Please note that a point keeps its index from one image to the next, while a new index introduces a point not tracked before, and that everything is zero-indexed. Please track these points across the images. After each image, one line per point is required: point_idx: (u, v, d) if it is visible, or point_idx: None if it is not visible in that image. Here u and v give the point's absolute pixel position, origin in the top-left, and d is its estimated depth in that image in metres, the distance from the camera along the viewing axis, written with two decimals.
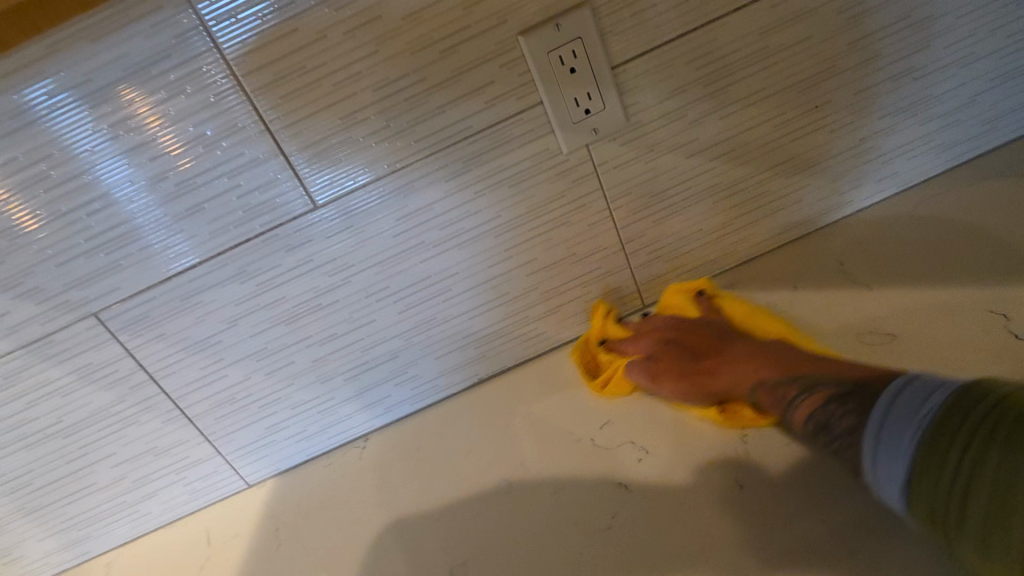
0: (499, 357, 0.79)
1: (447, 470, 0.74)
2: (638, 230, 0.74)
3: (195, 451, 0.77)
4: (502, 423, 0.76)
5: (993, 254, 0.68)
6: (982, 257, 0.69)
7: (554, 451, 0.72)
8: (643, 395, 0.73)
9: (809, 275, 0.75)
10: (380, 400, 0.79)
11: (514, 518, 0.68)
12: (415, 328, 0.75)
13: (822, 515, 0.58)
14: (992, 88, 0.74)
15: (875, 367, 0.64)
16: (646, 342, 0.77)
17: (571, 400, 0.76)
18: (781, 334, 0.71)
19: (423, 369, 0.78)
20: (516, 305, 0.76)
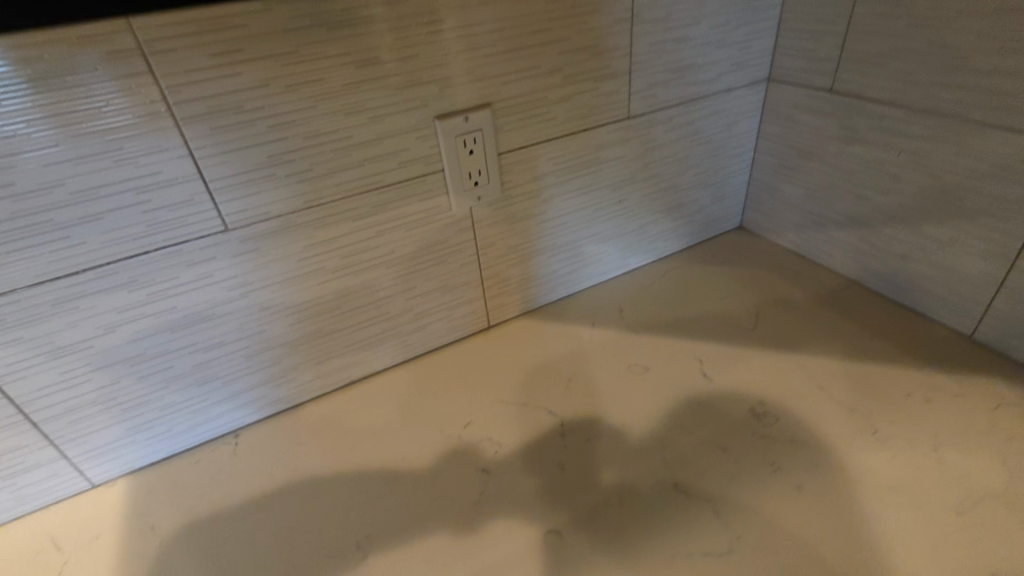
0: (369, 363, 0.93)
1: (314, 467, 0.80)
2: (494, 270, 0.96)
3: (34, 456, 0.72)
4: (365, 427, 0.86)
5: (709, 305, 1.03)
6: (705, 305, 1.04)
7: (417, 447, 0.81)
8: (482, 403, 0.87)
9: (601, 318, 1.02)
10: (253, 400, 0.85)
11: (393, 506, 0.74)
12: (301, 338, 0.84)
13: (616, 484, 0.73)
14: (711, 203, 1.16)
15: (646, 379, 0.88)
16: (485, 361, 0.95)
17: (422, 409, 0.87)
18: (585, 358, 0.94)
19: (301, 373, 0.87)
20: (392, 322, 0.91)
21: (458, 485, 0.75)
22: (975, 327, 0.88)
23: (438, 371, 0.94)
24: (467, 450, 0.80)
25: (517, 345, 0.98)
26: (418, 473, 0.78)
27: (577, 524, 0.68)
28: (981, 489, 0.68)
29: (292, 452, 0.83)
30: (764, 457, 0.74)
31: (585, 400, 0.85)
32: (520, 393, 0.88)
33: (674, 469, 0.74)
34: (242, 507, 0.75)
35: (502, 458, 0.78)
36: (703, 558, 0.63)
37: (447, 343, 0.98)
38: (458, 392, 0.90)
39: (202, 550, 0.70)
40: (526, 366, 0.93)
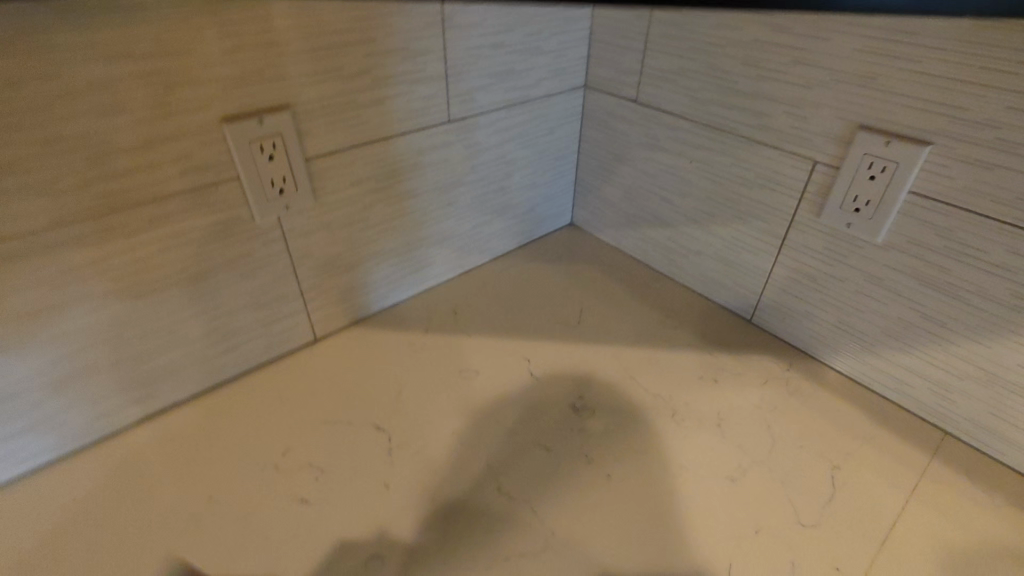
0: (170, 392, 0.82)
1: (94, 523, 0.69)
2: (315, 281, 0.90)
3: None
4: (162, 469, 0.75)
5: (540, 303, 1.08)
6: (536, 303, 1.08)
7: (226, 483, 0.73)
8: (304, 426, 0.81)
9: (436, 323, 1.01)
10: (8, 454, 0.71)
11: (191, 555, 0.66)
12: (69, 377, 0.71)
13: (443, 497, 0.73)
14: (541, 203, 1.21)
15: (477, 383, 0.90)
16: (310, 379, 0.89)
17: (233, 439, 0.79)
18: (417, 367, 0.92)
19: (75, 416, 0.74)
20: (194, 347, 0.81)
21: (270, 520, 0.69)
22: (752, 312, 1.03)
23: (255, 395, 0.86)
24: (284, 480, 0.74)
25: (346, 358, 0.93)
26: (225, 514, 0.70)
27: (399, 544, 0.67)
28: (750, 456, 0.80)
29: (67, 510, 0.70)
30: (580, 450, 0.79)
31: (415, 412, 0.84)
32: (348, 411, 0.84)
33: (497, 472, 0.76)
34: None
35: (322, 484, 0.73)
36: (518, 559, 0.66)
37: (266, 362, 0.90)
38: (277, 416, 0.83)
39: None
40: (354, 381, 0.89)
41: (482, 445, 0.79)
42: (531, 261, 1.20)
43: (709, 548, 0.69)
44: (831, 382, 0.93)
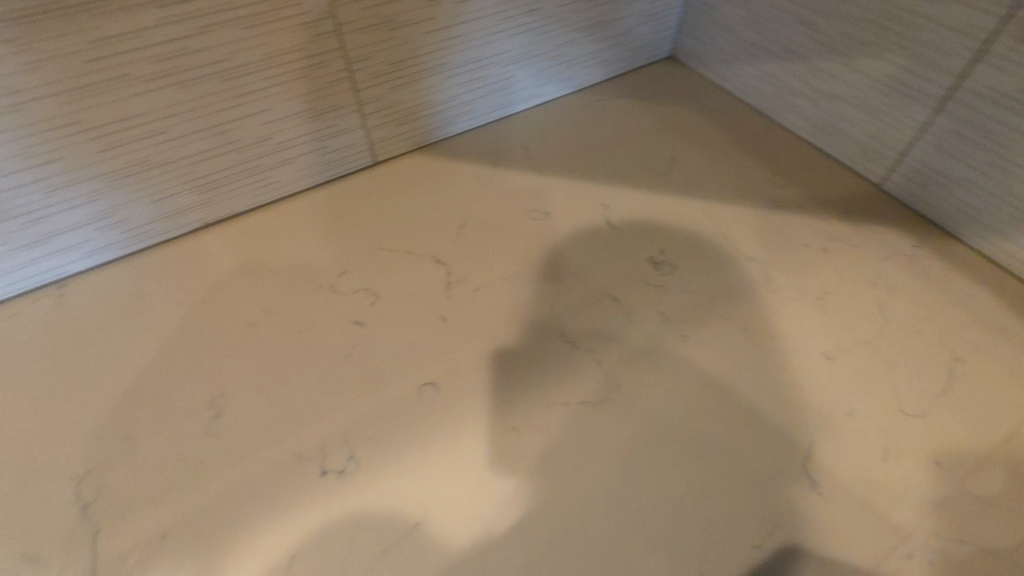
0: (225, 203, 0.77)
1: (158, 318, 0.69)
2: (375, 93, 0.79)
3: None
4: (219, 276, 0.73)
5: (625, 146, 0.93)
6: (621, 146, 0.93)
7: (282, 297, 0.71)
8: (360, 251, 0.76)
9: (505, 158, 0.89)
10: (75, 245, 0.70)
11: (251, 359, 0.65)
12: (123, 170, 0.67)
13: (502, 338, 0.68)
14: (640, 24, 0.99)
15: (547, 227, 0.80)
16: (368, 203, 0.82)
17: (289, 255, 0.75)
18: (481, 203, 0.83)
19: (134, 214, 0.71)
20: (248, 154, 0.74)
21: (327, 337, 0.67)
22: (887, 176, 0.85)
23: (310, 213, 0.81)
24: (341, 301, 0.71)
25: (406, 185, 0.85)
26: (281, 326, 0.68)
27: (456, 376, 0.64)
28: (855, 335, 0.69)
29: (133, 303, 0.70)
30: (655, 308, 0.71)
31: (478, 249, 0.77)
32: (405, 241, 0.78)
33: (562, 319, 0.69)
34: (69, 364, 0.64)
35: (380, 310, 0.70)
36: (579, 407, 0.62)
37: (323, 182, 0.84)
38: (333, 237, 0.78)
39: (25, 412, 0.60)
40: (413, 211, 0.81)
41: (548, 290, 0.72)
42: (619, 96, 1.02)
43: (789, 421, 0.62)
44: (972, 265, 0.77)
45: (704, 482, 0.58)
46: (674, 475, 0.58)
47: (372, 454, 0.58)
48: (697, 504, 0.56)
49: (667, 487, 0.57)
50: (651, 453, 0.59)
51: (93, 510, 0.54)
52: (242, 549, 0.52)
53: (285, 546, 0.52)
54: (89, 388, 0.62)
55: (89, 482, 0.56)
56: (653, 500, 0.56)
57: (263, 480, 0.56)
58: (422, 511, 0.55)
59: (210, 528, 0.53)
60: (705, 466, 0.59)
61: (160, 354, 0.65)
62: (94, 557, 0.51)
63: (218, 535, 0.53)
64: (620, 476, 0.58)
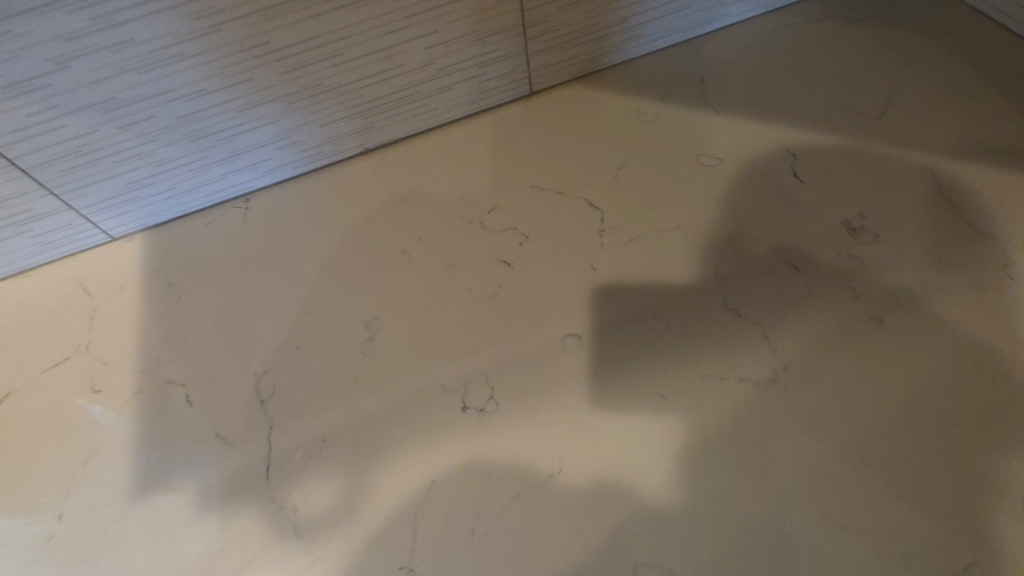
0: (386, 129, 0.78)
1: (324, 238, 0.73)
2: (541, 15, 0.71)
3: (38, 206, 0.69)
4: (378, 203, 0.75)
5: (828, 83, 0.77)
6: (822, 82, 0.77)
7: (435, 226, 0.71)
8: (510, 188, 0.73)
9: (675, 92, 0.79)
10: (259, 163, 0.76)
11: (404, 286, 0.67)
12: (299, 92, 0.69)
13: (656, 298, 0.62)
14: None
15: (718, 177, 0.70)
16: (521, 136, 0.78)
17: (443, 185, 0.75)
18: (645, 144, 0.75)
19: (307, 136, 0.75)
20: (410, 79, 0.73)
21: (474, 273, 0.67)
22: None
23: (463, 143, 0.79)
24: (489, 238, 0.69)
25: (561, 118, 0.79)
26: (434, 256, 0.69)
27: (604, 331, 0.61)
28: None
29: (304, 221, 0.75)
30: (848, 282, 0.61)
31: (637, 196, 0.70)
32: (557, 180, 0.73)
33: (727, 281, 0.63)
34: (251, 272, 0.71)
35: (529, 250, 0.68)
36: (743, 382, 0.57)
37: (477, 113, 0.81)
38: (484, 171, 0.75)
39: (217, 311, 0.69)
40: (568, 148, 0.76)
41: (713, 250, 0.65)
42: (825, 18, 0.83)
43: (1003, 444, 0.53)
44: None
45: (883, 495, 0.52)
46: (847, 480, 0.53)
47: (512, 398, 0.58)
48: (871, 519, 0.51)
49: (838, 494, 0.52)
50: (823, 454, 0.54)
51: (269, 406, 0.61)
52: (387, 464, 0.56)
53: (428, 469, 0.55)
54: (267, 297, 0.69)
55: (266, 380, 0.62)
56: (819, 505, 0.52)
57: (410, 405, 0.59)
58: (556, 462, 0.55)
59: (362, 439, 0.57)
60: (886, 479, 0.52)
61: (325, 273, 0.70)
62: (269, 446, 0.58)
63: (370, 448, 0.57)
64: (782, 471, 0.53)
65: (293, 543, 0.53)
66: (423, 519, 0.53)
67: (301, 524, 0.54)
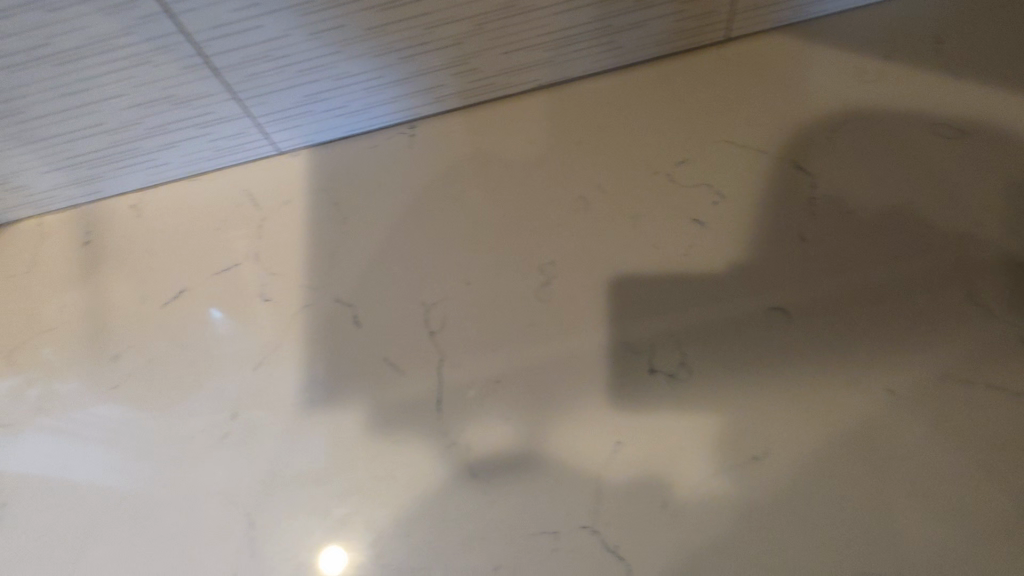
0: (564, 65, 0.72)
1: (494, 175, 0.69)
2: None
3: (220, 109, 0.69)
4: (553, 143, 0.70)
5: None
6: None
7: (617, 174, 0.66)
8: (703, 141, 0.66)
9: (904, 50, 0.68)
10: (430, 89, 0.72)
11: (584, 233, 0.63)
12: (491, 14, 0.64)
13: (878, 280, 0.55)
14: None
15: (957, 151, 0.61)
16: (715, 87, 0.70)
17: (625, 132, 0.69)
18: (866, 106, 0.65)
19: (485, 64, 0.70)
20: (607, 10, 0.66)
21: (662, 230, 0.61)
22: None
23: (648, 88, 0.72)
24: (679, 194, 0.63)
25: (764, 70, 0.70)
26: (617, 206, 0.64)
27: (817, 310, 0.54)
28: None
29: (471, 155, 0.71)
30: None
31: (855, 164, 0.62)
32: (758, 137, 0.65)
33: (969, 270, 0.54)
34: (419, 201, 0.69)
35: (724, 210, 0.61)
36: (990, 390, 0.49)
37: (665, 56, 0.73)
38: (671, 120, 0.69)
39: (383, 235, 0.67)
40: (771, 104, 0.68)
41: (951, 235, 0.56)
42: None
43: None
44: None
45: None
46: None
47: (706, 367, 0.53)
48: None
49: None
50: None
51: (438, 338, 0.59)
52: (567, 416, 0.52)
53: (611, 430, 0.51)
54: (435, 229, 0.66)
55: (435, 312, 0.60)
56: None
57: (591, 359, 0.55)
58: (762, 445, 0.49)
59: (541, 387, 0.54)
60: None
61: (494, 211, 0.66)
62: (440, 380, 0.56)
63: (547, 398, 0.54)
64: None
65: (466, 481, 0.51)
66: (608, 483, 0.49)
67: (475, 464, 0.52)
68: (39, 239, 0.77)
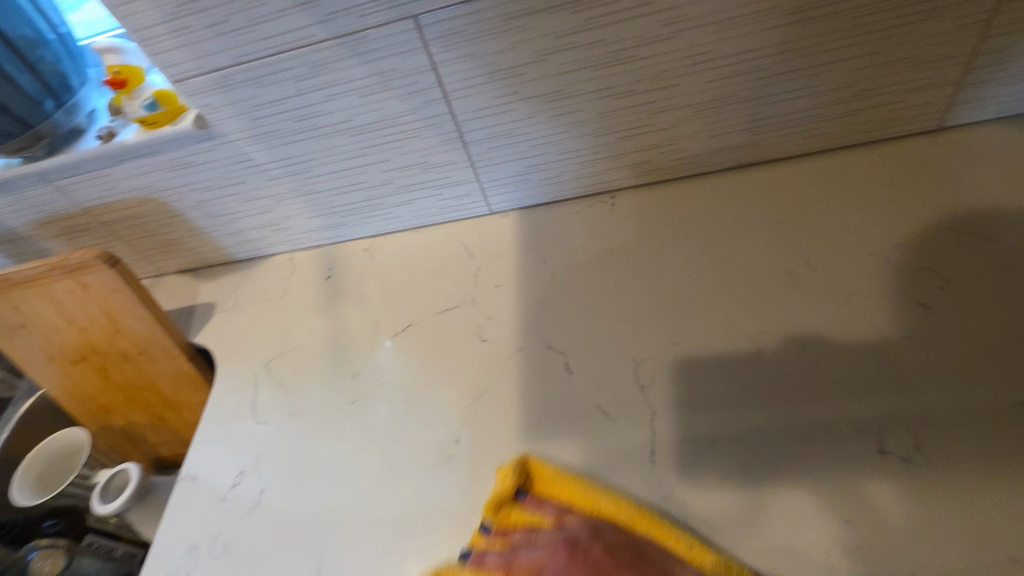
0: (768, 148, 0.77)
1: (698, 244, 0.74)
2: (999, 45, 0.65)
3: (457, 175, 0.82)
4: (757, 219, 0.74)
5: None
6: None
7: (829, 253, 0.68)
8: (920, 227, 0.68)
9: None
10: (637, 165, 0.80)
11: (799, 308, 0.65)
12: (710, 103, 0.72)
13: None
14: None
15: None
16: (927, 174, 0.72)
17: (834, 214, 0.72)
18: None
19: (693, 145, 0.77)
20: (820, 100, 0.71)
21: (884, 309, 0.62)
22: None
23: (854, 173, 0.75)
24: (899, 274, 0.65)
25: (981, 158, 0.72)
26: (829, 281, 0.66)
27: None
28: None
29: (673, 225, 0.77)
30: None
31: None
32: (981, 221, 0.67)
33: None
34: (624, 262, 0.75)
35: (951, 296, 0.62)
36: None
37: (871, 143, 0.76)
38: (881, 204, 0.71)
39: (589, 291, 0.74)
40: (992, 193, 0.69)
41: None
42: None
43: None
44: None
45: None
46: None
47: (946, 455, 0.52)
48: None
49: None
50: None
51: (649, 391, 0.63)
52: (790, 487, 0.54)
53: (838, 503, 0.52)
54: (640, 290, 0.72)
55: (645, 367, 0.65)
56: None
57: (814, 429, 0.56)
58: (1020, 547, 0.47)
59: (762, 454, 0.56)
60: None
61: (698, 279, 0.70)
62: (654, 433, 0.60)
63: (766, 461, 0.55)
64: None
65: (687, 539, 0.53)
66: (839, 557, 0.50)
67: (693, 516, 0.54)
68: (289, 271, 0.93)
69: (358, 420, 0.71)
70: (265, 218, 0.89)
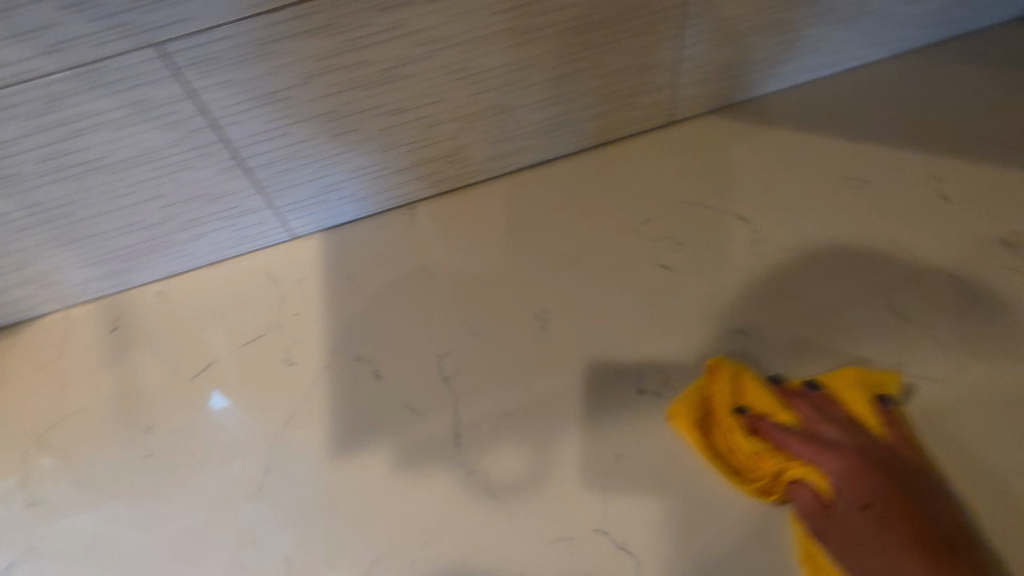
0: (540, 149, 0.86)
1: (488, 240, 0.80)
2: (698, 52, 0.79)
3: (247, 202, 0.79)
4: (536, 211, 0.83)
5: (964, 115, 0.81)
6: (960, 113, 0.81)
7: (594, 233, 0.78)
8: (662, 204, 0.79)
9: (813, 122, 0.85)
10: (428, 175, 0.85)
11: (573, 284, 0.73)
12: (479, 112, 0.79)
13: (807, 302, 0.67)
14: None
15: (854, 201, 0.75)
16: (663, 161, 0.85)
17: (597, 200, 0.82)
18: (782, 170, 0.80)
19: (475, 152, 0.84)
20: (572, 104, 0.82)
21: (638, 275, 0.72)
22: None
23: (611, 164, 0.87)
24: (647, 244, 0.75)
25: (704, 142, 0.86)
26: (596, 258, 0.75)
27: (770, 327, 0.66)
28: None
29: (467, 227, 0.83)
30: (1015, 298, 0.65)
31: (782, 214, 0.75)
32: (702, 195, 0.79)
33: (889, 291, 0.67)
34: (425, 266, 0.79)
35: (685, 258, 0.73)
36: None
37: (623, 137, 0.88)
38: (632, 187, 0.82)
39: (393, 299, 0.76)
40: (707, 173, 0.82)
41: (857, 262, 0.69)
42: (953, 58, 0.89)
43: None
44: None
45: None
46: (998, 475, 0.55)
47: (685, 384, 0.63)
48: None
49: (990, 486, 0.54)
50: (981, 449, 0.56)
51: (452, 382, 0.66)
52: (571, 439, 0.61)
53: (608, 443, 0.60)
54: (441, 290, 0.76)
55: (447, 360, 0.68)
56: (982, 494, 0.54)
57: (589, 385, 0.64)
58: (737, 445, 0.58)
59: (549, 416, 0.62)
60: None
61: (489, 273, 0.76)
62: (457, 419, 0.63)
63: (552, 422, 0.62)
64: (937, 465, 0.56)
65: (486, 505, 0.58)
66: (609, 488, 0.58)
67: (490, 484, 0.59)
68: (66, 331, 0.83)
69: (156, 472, 0.66)
70: (23, 276, 0.78)
